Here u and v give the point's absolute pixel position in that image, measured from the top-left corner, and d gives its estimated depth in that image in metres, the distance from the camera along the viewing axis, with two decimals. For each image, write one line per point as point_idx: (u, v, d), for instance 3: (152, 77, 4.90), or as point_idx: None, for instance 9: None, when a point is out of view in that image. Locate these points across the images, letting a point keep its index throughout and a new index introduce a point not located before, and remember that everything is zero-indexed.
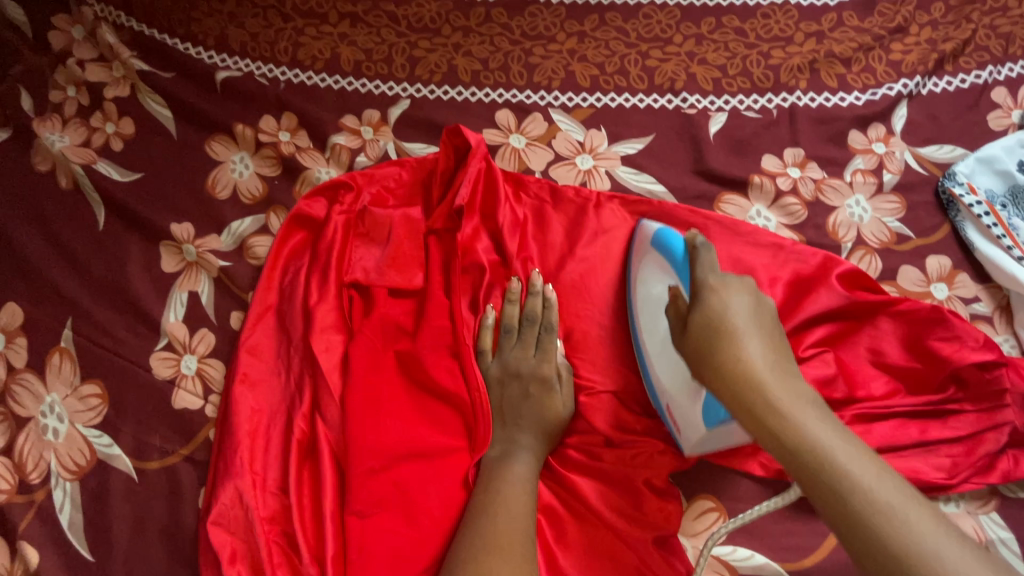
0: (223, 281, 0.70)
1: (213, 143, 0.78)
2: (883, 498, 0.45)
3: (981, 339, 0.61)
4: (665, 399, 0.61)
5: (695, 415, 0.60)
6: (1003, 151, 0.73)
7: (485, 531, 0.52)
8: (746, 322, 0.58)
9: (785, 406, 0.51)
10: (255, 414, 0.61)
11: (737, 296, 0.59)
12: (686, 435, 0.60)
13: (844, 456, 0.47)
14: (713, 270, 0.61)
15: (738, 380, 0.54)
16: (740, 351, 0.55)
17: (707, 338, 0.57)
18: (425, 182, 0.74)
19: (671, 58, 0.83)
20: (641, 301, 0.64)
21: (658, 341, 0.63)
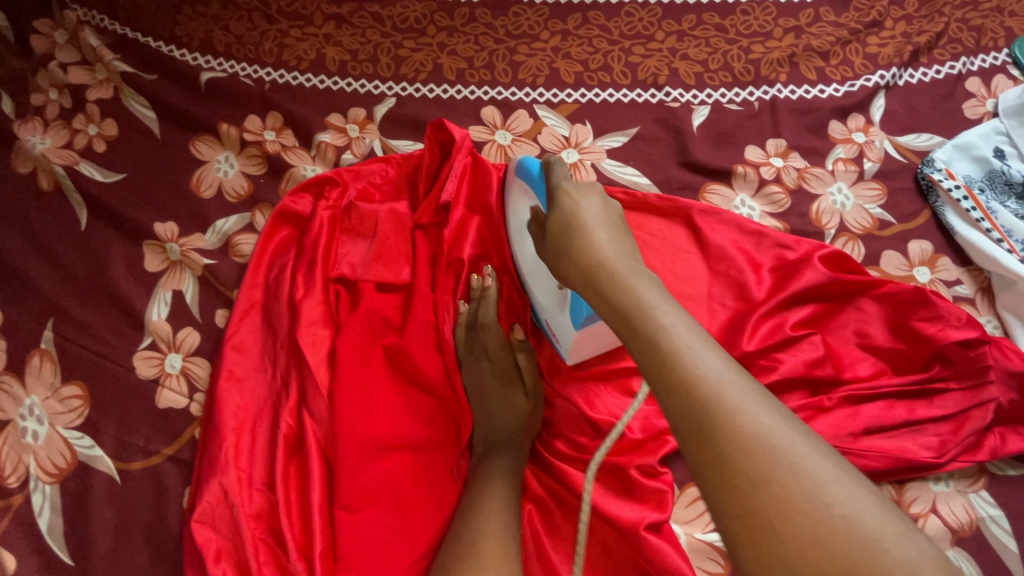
0: (208, 279, 0.69)
1: (198, 143, 0.78)
2: (789, 451, 0.35)
3: (964, 317, 0.61)
4: (543, 313, 0.64)
5: (563, 321, 0.61)
6: (978, 138, 0.75)
7: (472, 516, 0.51)
8: (613, 248, 0.50)
9: (652, 308, 0.44)
10: (241, 411, 0.60)
11: (602, 219, 0.53)
12: (562, 340, 0.62)
13: (738, 402, 0.37)
14: (566, 177, 0.57)
15: (628, 324, 0.44)
16: (621, 284, 0.47)
17: (562, 244, 0.52)
18: (412, 178, 0.74)
19: (653, 54, 0.85)
20: (517, 228, 0.66)
21: (529, 260, 0.65)
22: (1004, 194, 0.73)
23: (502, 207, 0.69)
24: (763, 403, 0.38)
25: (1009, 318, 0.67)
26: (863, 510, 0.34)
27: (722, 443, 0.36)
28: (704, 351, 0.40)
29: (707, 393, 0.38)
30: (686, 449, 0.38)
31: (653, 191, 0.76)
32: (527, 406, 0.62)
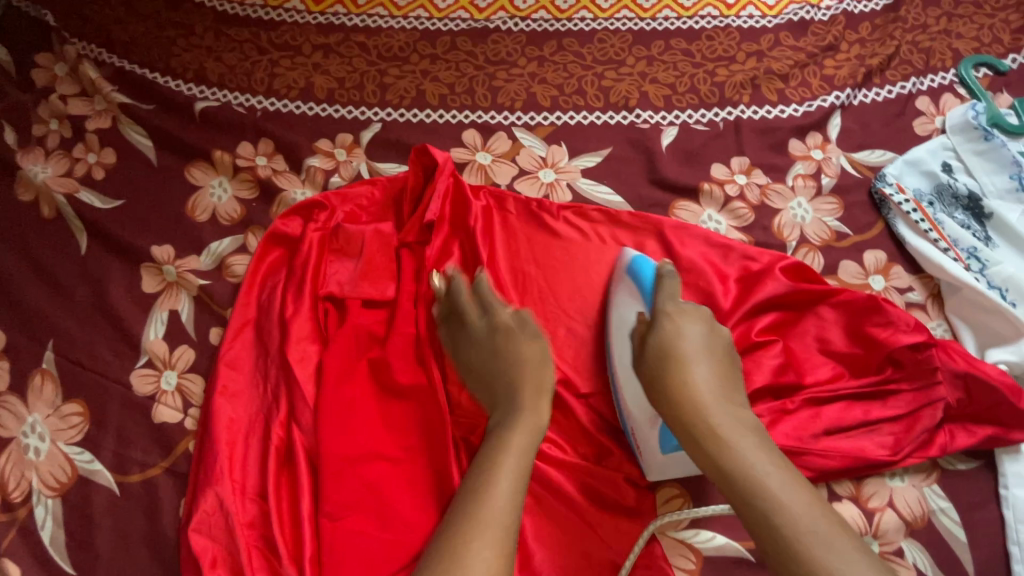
0: (203, 299, 0.73)
1: (193, 169, 0.82)
2: (832, 564, 0.47)
3: (911, 322, 0.66)
4: (630, 423, 0.64)
5: (653, 441, 0.62)
6: (926, 154, 0.81)
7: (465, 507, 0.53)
8: (704, 373, 0.60)
9: (701, 401, 0.58)
10: (234, 424, 0.63)
11: (694, 341, 0.62)
12: (647, 457, 0.63)
13: (767, 477, 0.52)
14: (673, 297, 0.66)
15: (693, 435, 0.57)
16: (683, 387, 0.59)
17: (661, 369, 0.61)
18: (397, 199, 0.78)
19: (624, 78, 0.90)
20: (616, 328, 0.68)
21: (622, 373, 0.65)
22: (952, 206, 0.78)
23: (585, 286, 0.73)
24: (810, 507, 0.50)
25: (957, 322, 0.71)
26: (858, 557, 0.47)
27: (780, 542, 0.49)
28: (764, 469, 0.53)
29: (766, 504, 0.51)
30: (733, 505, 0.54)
31: (625, 207, 0.80)
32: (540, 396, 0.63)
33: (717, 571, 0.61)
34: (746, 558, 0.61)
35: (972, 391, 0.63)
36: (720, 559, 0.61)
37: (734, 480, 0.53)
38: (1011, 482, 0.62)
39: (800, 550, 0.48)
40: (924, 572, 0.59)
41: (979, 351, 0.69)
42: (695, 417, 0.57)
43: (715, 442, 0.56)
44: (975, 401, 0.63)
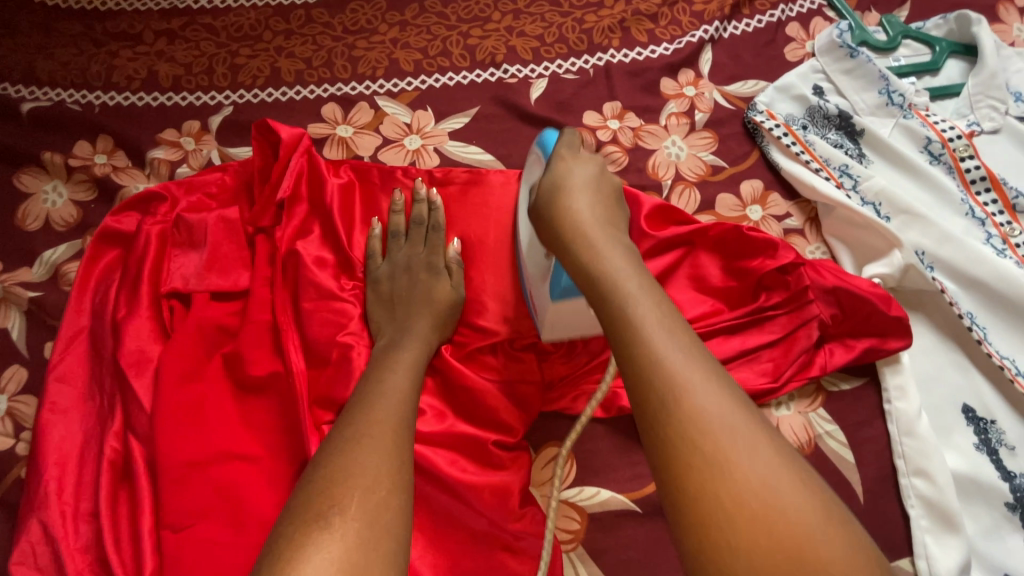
0: (35, 312, 0.66)
1: (21, 175, 0.75)
2: (679, 366, 0.41)
3: (779, 243, 0.63)
4: (529, 286, 0.62)
5: (543, 293, 0.59)
6: (797, 78, 0.79)
7: (309, 516, 0.42)
8: (595, 218, 0.53)
9: (599, 248, 0.50)
10: (65, 443, 0.57)
11: (586, 193, 0.55)
12: (541, 314, 0.60)
13: (661, 337, 0.42)
14: (572, 146, 0.59)
15: (576, 264, 0.50)
16: (579, 228, 0.52)
17: (546, 202, 0.55)
18: (247, 183, 0.72)
19: (490, 34, 0.85)
20: (523, 190, 0.64)
21: (526, 244, 0.62)
22: (825, 127, 0.76)
23: (466, 235, 0.70)
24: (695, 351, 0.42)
25: (834, 243, 0.69)
26: (765, 470, 0.37)
27: (646, 378, 0.41)
28: (647, 296, 0.45)
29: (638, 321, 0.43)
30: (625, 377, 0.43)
31: (496, 166, 0.76)
32: (412, 376, 0.55)
33: (603, 528, 0.58)
34: (632, 510, 0.58)
35: (845, 305, 0.62)
36: (604, 514, 0.58)
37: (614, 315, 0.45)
38: (893, 396, 0.60)
39: (647, 346, 0.42)
40: None
41: (857, 269, 0.67)
42: (578, 242, 0.51)
43: (606, 282, 0.47)
44: (849, 315, 0.62)
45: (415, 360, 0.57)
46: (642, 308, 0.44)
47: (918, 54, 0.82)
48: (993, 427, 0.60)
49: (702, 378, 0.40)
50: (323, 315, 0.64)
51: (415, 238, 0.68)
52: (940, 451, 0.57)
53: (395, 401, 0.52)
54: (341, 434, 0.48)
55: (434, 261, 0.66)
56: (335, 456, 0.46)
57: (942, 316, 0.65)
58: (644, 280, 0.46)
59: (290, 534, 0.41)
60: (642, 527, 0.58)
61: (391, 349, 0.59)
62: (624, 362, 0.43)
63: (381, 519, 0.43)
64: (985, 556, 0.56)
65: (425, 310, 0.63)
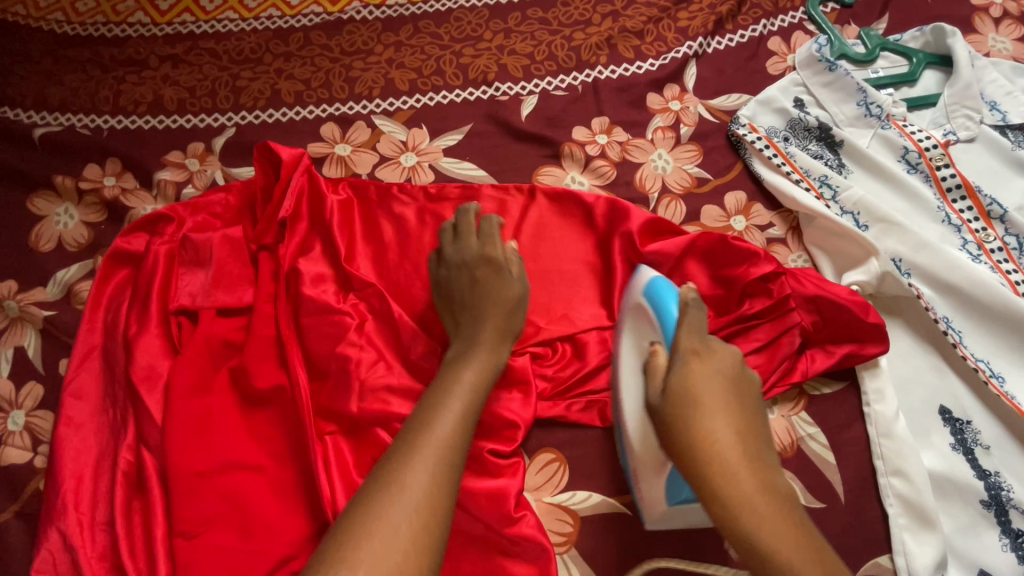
0: (50, 330, 0.69)
1: (34, 198, 0.78)
2: (785, 554, 0.44)
3: (761, 253, 0.66)
4: (633, 462, 0.57)
5: (659, 490, 0.57)
6: (778, 92, 0.82)
7: (352, 536, 0.45)
8: (726, 428, 0.50)
9: (715, 427, 0.49)
10: (81, 456, 0.60)
11: (712, 378, 0.51)
12: (649, 508, 0.58)
13: (770, 530, 0.45)
14: (696, 332, 0.54)
15: (702, 474, 0.48)
16: (694, 399, 0.51)
17: (680, 406, 0.51)
18: (251, 203, 0.75)
19: (482, 53, 0.88)
20: (627, 349, 0.61)
21: (635, 432, 0.57)
22: (806, 139, 0.79)
23: None
24: (818, 566, 0.44)
25: (815, 251, 0.72)
26: None
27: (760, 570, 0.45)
28: (774, 518, 0.46)
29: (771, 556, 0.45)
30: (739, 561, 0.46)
31: (489, 181, 0.79)
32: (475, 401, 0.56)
33: (594, 530, 0.60)
34: (622, 512, 0.61)
35: (826, 312, 0.64)
36: (595, 517, 0.61)
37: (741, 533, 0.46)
38: (872, 399, 0.63)
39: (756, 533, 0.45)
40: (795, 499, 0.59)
41: (836, 276, 0.70)
42: (700, 444, 0.49)
43: (740, 508, 0.47)
44: (829, 322, 0.64)
45: (484, 369, 0.58)
46: (768, 533, 0.45)
47: (896, 65, 0.85)
48: (968, 427, 0.62)
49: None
50: (323, 328, 0.67)
51: (463, 232, 0.68)
52: (916, 452, 0.60)
53: (450, 427, 0.52)
54: (405, 437, 0.52)
55: (492, 255, 0.66)
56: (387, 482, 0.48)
57: (918, 321, 0.67)
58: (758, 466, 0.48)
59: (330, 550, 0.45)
60: (632, 528, 0.60)
61: (457, 363, 0.59)
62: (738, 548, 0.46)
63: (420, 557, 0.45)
64: (961, 552, 0.58)
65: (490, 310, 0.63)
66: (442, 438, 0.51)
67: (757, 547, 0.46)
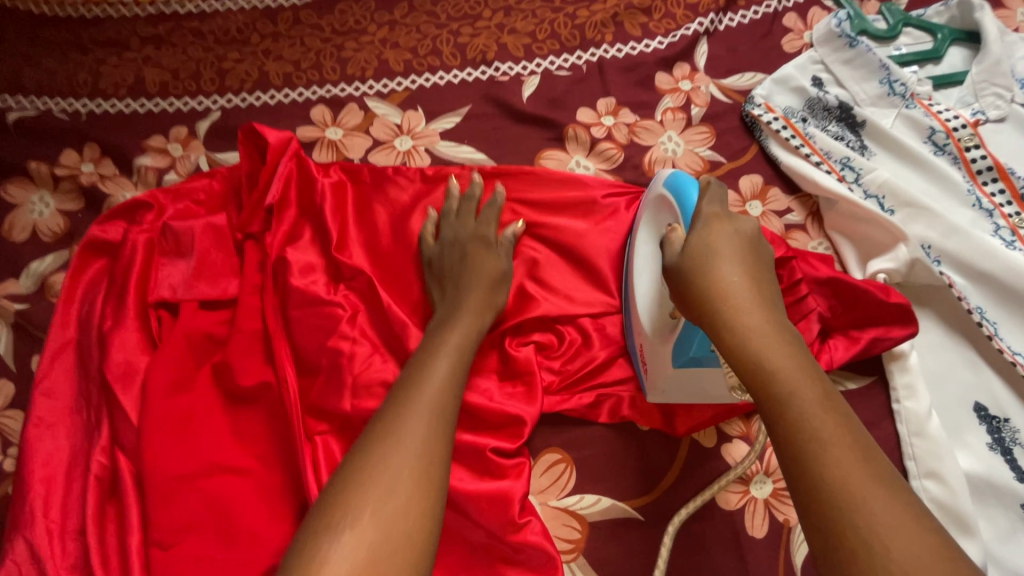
0: (22, 325, 0.65)
1: (7, 185, 0.74)
2: (799, 393, 0.41)
3: (767, 237, 0.61)
4: (637, 338, 0.58)
5: (664, 354, 0.54)
6: (795, 70, 0.77)
7: (337, 500, 0.43)
8: (743, 278, 0.46)
9: (727, 276, 0.46)
10: (52, 458, 0.56)
11: (732, 236, 0.48)
12: (653, 376, 0.57)
13: (786, 372, 0.42)
14: (718, 204, 0.51)
15: (717, 317, 0.45)
16: (708, 252, 0.47)
17: (692, 264, 0.48)
18: (236, 189, 0.71)
19: (481, 32, 0.84)
20: (647, 233, 0.59)
21: (650, 300, 0.57)
22: (825, 119, 0.75)
23: None
24: (840, 415, 0.41)
25: (837, 238, 0.68)
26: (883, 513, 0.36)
27: (778, 408, 0.41)
28: (790, 360, 0.42)
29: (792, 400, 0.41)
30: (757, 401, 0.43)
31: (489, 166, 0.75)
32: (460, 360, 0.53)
33: (603, 537, 0.56)
34: (634, 518, 0.57)
35: (844, 296, 0.60)
36: (605, 523, 0.56)
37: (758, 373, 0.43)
38: (902, 395, 0.58)
39: (770, 369, 0.42)
40: None
41: (861, 263, 0.66)
42: (717, 288, 0.46)
43: (753, 347, 0.43)
44: (850, 306, 0.60)
45: (471, 332, 0.56)
46: (783, 372, 0.42)
47: (920, 42, 0.80)
48: (1006, 425, 0.58)
49: (830, 419, 0.40)
50: (311, 321, 0.62)
51: (466, 213, 0.66)
52: (951, 452, 0.55)
53: (440, 382, 0.50)
54: (399, 386, 0.50)
55: (484, 233, 0.64)
56: (375, 438, 0.46)
57: (950, 312, 0.63)
58: (775, 317, 0.45)
59: (321, 515, 0.42)
60: (645, 535, 0.56)
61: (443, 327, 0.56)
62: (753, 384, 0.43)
63: (411, 510, 0.42)
64: (1001, 560, 0.53)
65: (483, 285, 0.60)
66: (435, 389, 0.49)
67: (772, 386, 0.42)
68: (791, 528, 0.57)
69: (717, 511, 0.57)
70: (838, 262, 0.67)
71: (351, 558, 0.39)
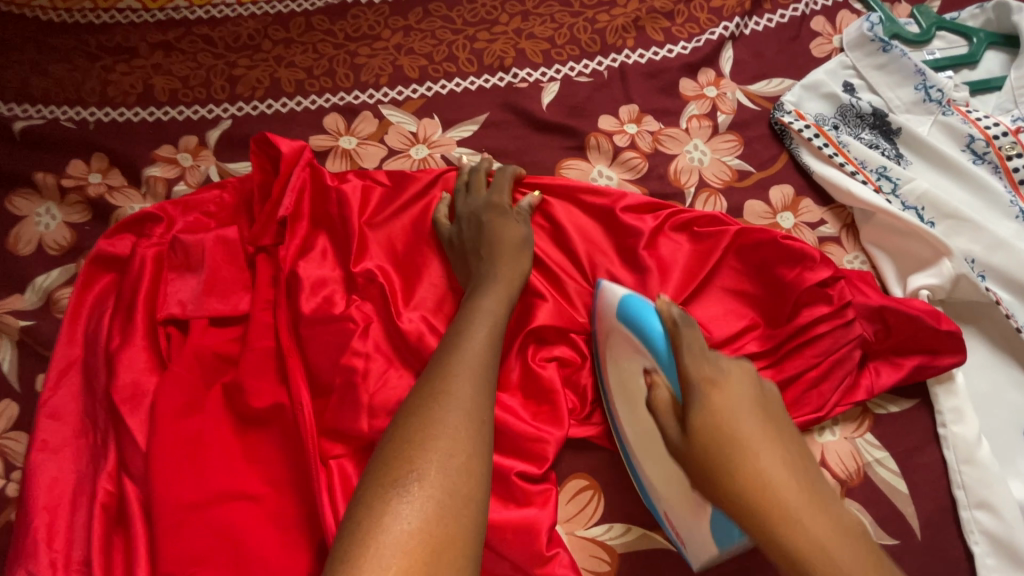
0: (27, 343, 0.63)
1: (13, 197, 0.71)
2: (826, 549, 0.40)
3: (818, 256, 0.58)
4: (661, 504, 0.52)
5: (703, 532, 0.50)
6: (826, 76, 0.74)
7: (387, 480, 0.41)
8: (741, 405, 0.47)
9: (736, 430, 0.45)
10: (57, 484, 0.54)
11: (735, 400, 0.47)
12: (691, 545, 0.51)
13: (807, 526, 0.41)
14: (697, 349, 0.51)
15: (761, 521, 0.42)
16: (710, 412, 0.46)
17: (699, 427, 0.46)
18: (247, 201, 0.69)
19: (498, 38, 0.81)
20: (620, 387, 0.55)
21: (648, 443, 0.53)
22: (858, 127, 0.72)
23: None
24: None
25: (875, 252, 0.64)
26: None
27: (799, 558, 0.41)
28: (815, 515, 0.41)
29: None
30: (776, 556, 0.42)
31: None
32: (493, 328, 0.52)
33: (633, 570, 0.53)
34: (666, 550, 0.54)
35: (891, 323, 0.57)
36: (635, 555, 0.53)
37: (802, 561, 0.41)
38: (948, 419, 0.55)
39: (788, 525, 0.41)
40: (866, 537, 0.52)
41: (900, 279, 0.62)
42: (745, 475, 0.44)
43: (769, 502, 0.42)
44: (894, 333, 0.57)
45: (502, 304, 0.55)
46: (804, 532, 0.41)
47: (954, 45, 0.77)
48: None
49: (860, 568, 0.39)
50: (326, 339, 0.60)
51: (476, 181, 0.67)
52: (1004, 481, 0.52)
53: (480, 352, 0.50)
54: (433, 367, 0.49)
55: (497, 202, 0.63)
56: (415, 413, 0.45)
57: (997, 329, 0.60)
58: (787, 464, 0.44)
59: (372, 491, 0.41)
60: (678, 568, 0.53)
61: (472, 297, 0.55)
62: (770, 543, 0.42)
63: (464, 481, 0.42)
64: None
65: (510, 239, 0.61)
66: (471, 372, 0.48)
67: (794, 546, 0.41)
68: None
69: (753, 542, 0.54)
70: (876, 277, 0.64)
71: (413, 530, 0.39)
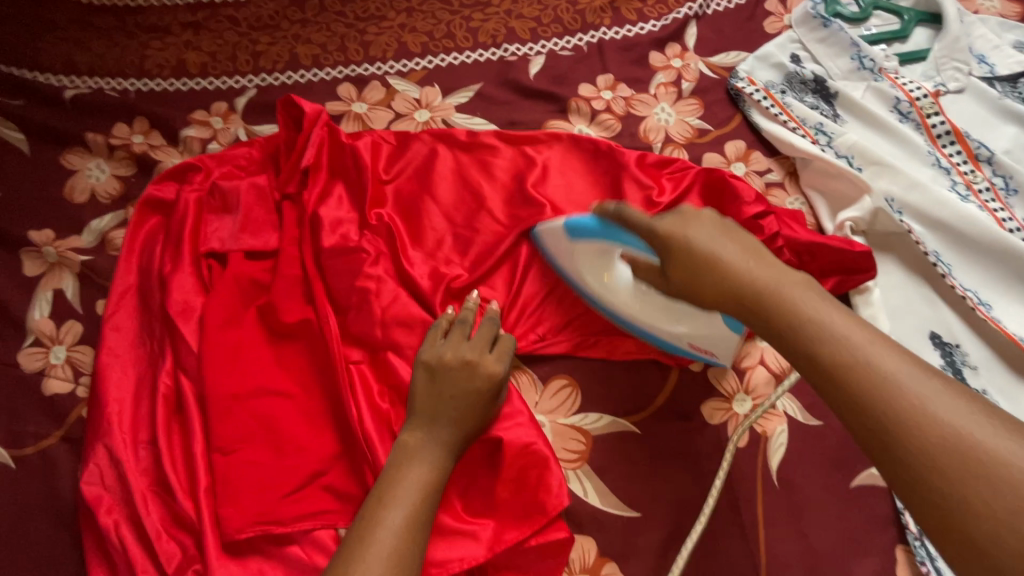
0: (86, 274, 0.73)
1: (67, 154, 0.81)
2: (881, 371, 0.41)
3: (750, 197, 0.69)
4: (684, 341, 0.63)
5: (719, 333, 0.61)
6: (776, 48, 0.85)
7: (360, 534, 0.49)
8: (723, 248, 0.51)
9: (769, 284, 0.48)
10: (124, 382, 0.65)
11: (740, 253, 0.50)
12: (722, 353, 0.63)
13: (853, 345, 0.42)
14: (642, 220, 0.56)
15: (805, 352, 0.44)
16: (732, 273, 0.49)
17: (707, 285, 0.51)
18: (274, 155, 0.79)
19: (491, 17, 0.92)
20: (596, 286, 0.65)
21: (634, 304, 0.63)
22: (802, 92, 0.83)
23: (476, 192, 0.75)
24: (962, 402, 0.38)
25: (811, 194, 0.76)
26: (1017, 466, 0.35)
27: (844, 381, 0.42)
28: (866, 345, 0.42)
29: (961, 449, 0.36)
30: (829, 392, 0.43)
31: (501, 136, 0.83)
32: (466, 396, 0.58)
33: (604, 448, 0.64)
34: (632, 432, 0.65)
35: (815, 251, 0.67)
36: (607, 437, 0.65)
37: (848, 376, 0.42)
38: None
39: (838, 353, 0.43)
40: (793, 417, 0.65)
41: (832, 215, 0.74)
42: (838, 350, 0.42)
43: (820, 339, 0.44)
44: (818, 258, 0.67)
45: (468, 412, 0.57)
46: (846, 348, 0.43)
47: (888, 23, 0.89)
48: (957, 350, 0.66)
49: (913, 386, 0.40)
50: (344, 266, 0.70)
51: (462, 331, 0.63)
52: None
53: (450, 422, 0.56)
54: (398, 456, 0.55)
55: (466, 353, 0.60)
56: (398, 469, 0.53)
57: (910, 255, 0.72)
58: (830, 304, 0.45)
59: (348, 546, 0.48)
60: (640, 446, 0.64)
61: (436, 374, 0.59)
62: (818, 377, 0.43)
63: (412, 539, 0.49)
64: None
65: (477, 382, 0.59)
66: (439, 440, 0.56)
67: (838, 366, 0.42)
68: (768, 438, 0.64)
69: (705, 426, 0.65)
70: (812, 215, 0.76)
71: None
